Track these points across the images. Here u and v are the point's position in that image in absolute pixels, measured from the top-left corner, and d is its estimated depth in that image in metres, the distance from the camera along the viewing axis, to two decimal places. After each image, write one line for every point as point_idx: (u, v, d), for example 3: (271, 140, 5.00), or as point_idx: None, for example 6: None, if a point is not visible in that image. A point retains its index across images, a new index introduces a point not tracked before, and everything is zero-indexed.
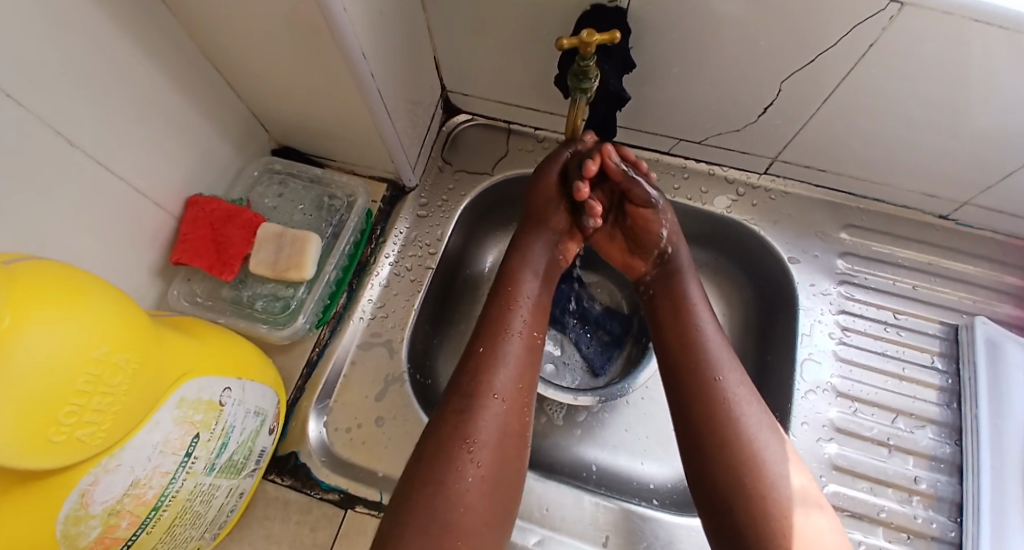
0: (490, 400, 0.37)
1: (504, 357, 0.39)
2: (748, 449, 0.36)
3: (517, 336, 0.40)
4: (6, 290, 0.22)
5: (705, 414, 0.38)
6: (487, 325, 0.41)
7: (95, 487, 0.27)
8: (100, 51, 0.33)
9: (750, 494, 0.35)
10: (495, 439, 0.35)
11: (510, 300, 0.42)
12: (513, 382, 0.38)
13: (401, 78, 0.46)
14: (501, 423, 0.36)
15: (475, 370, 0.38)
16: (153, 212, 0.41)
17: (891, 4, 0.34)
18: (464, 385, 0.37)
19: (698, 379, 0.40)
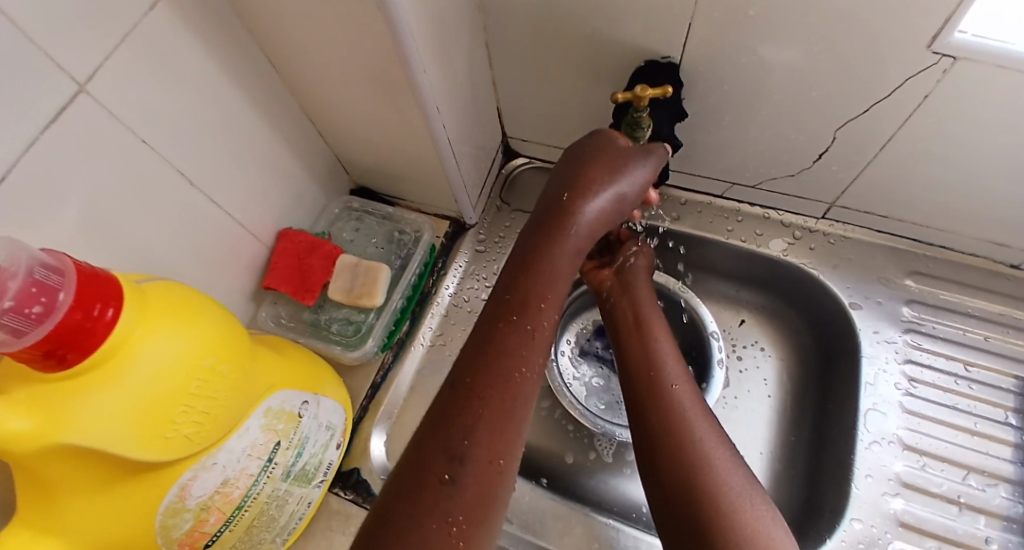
0: (480, 465, 0.30)
1: (497, 410, 0.31)
2: (701, 458, 0.34)
3: (513, 383, 0.33)
4: (140, 306, 0.27)
5: (657, 424, 0.37)
6: (488, 362, 0.33)
7: (192, 482, 0.31)
8: (221, 107, 0.40)
9: (710, 511, 0.32)
10: (476, 514, 0.29)
11: (517, 334, 0.35)
12: (505, 440, 0.31)
13: (468, 126, 0.51)
14: (483, 494, 0.29)
15: (463, 425, 0.30)
16: (251, 242, 0.47)
17: (943, 58, 0.35)
18: (436, 434, 0.30)
19: (651, 386, 0.39)
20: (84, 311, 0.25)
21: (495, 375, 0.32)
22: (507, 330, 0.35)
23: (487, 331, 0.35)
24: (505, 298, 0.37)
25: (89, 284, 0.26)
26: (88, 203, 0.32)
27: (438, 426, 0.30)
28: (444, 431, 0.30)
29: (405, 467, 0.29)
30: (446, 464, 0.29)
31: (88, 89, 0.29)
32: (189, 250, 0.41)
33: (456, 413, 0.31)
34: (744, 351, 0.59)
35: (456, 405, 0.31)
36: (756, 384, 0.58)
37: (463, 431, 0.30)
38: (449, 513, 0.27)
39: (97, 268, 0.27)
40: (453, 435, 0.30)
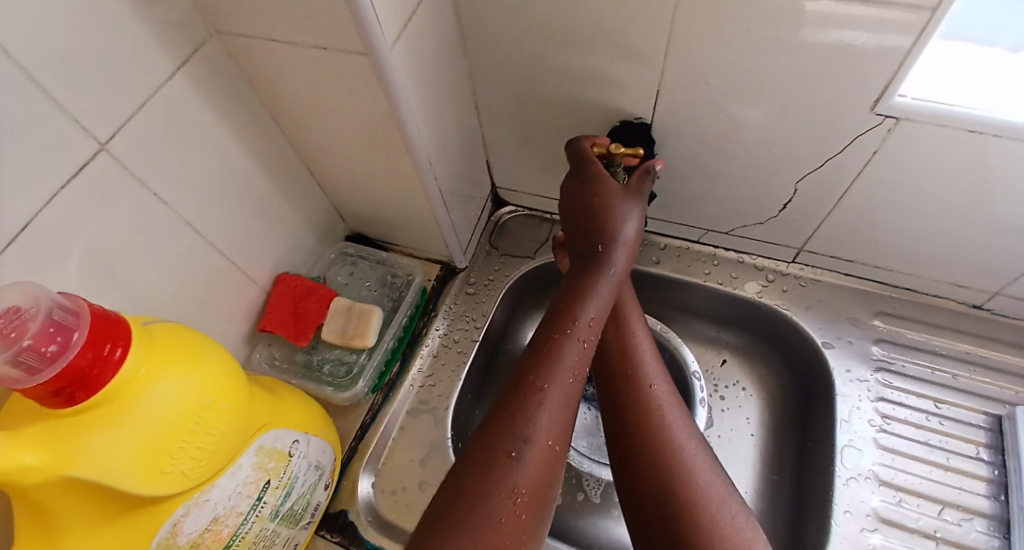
0: (541, 450, 0.34)
1: (555, 401, 0.36)
2: (680, 463, 0.37)
3: (567, 376, 0.37)
4: (148, 347, 0.29)
5: (636, 426, 0.40)
6: (546, 359, 0.37)
7: (185, 518, 0.32)
8: (228, 163, 0.43)
9: (686, 511, 0.35)
10: (536, 490, 0.34)
11: (571, 338, 0.39)
12: (562, 429, 0.36)
13: (458, 179, 0.55)
14: (544, 473, 0.34)
15: (525, 411, 0.35)
16: (249, 286, 0.50)
17: (885, 119, 0.40)
18: (500, 418, 0.35)
19: (631, 383, 0.43)
20: (95, 351, 0.27)
21: (555, 372, 0.37)
22: (562, 332, 0.39)
23: (544, 334, 0.39)
24: (561, 304, 0.41)
25: (101, 325, 0.28)
26: (97, 249, 0.35)
27: (503, 416, 0.35)
28: (512, 419, 0.34)
29: (476, 445, 0.34)
30: (513, 445, 0.33)
31: (108, 147, 0.33)
32: (189, 294, 0.43)
33: (520, 406, 0.35)
34: (726, 390, 0.61)
35: (521, 397, 0.35)
36: (739, 422, 0.59)
37: (530, 419, 0.35)
38: (513, 490, 0.32)
39: (109, 310, 0.29)
40: (517, 420, 0.34)
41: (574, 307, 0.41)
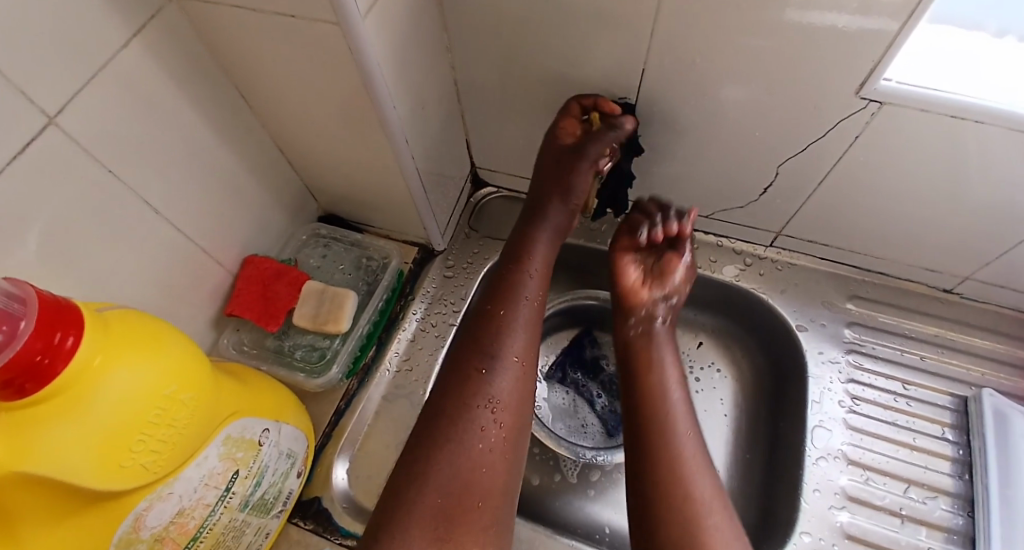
0: (510, 366, 0.41)
1: (518, 323, 0.43)
2: (691, 511, 0.40)
3: (527, 303, 0.44)
4: (104, 335, 0.28)
5: (655, 472, 0.41)
6: (503, 292, 0.45)
7: (147, 512, 0.31)
8: (190, 138, 0.41)
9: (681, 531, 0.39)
10: (513, 398, 0.40)
11: (522, 274, 0.46)
12: (527, 346, 0.42)
13: (437, 158, 0.53)
14: (518, 384, 0.40)
15: (493, 333, 0.42)
16: (215, 269, 0.47)
17: (870, 103, 0.40)
18: (475, 344, 0.42)
19: (652, 411, 0.45)
20: (45, 341, 0.25)
21: (509, 299, 0.44)
22: (520, 272, 0.46)
23: (501, 274, 0.47)
24: (515, 253, 0.48)
25: (51, 311, 0.26)
26: (47, 232, 0.32)
27: (473, 341, 0.42)
28: (482, 343, 0.41)
29: (453, 368, 0.41)
30: (484, 362, 0.40)
31: (57, 121, 0.30)
32: (149, 277, 0.41)
33: (485, 334, 0.42)
34: (702, 372, 0.62)
35: (485, 326, 0.43)
36: (713, 404, 0.60)
37: (497, 340, 0.41)
38: (490, 396, 0.39)
39: (59, 296, 0.27)
40: (486, 343, 0.41)
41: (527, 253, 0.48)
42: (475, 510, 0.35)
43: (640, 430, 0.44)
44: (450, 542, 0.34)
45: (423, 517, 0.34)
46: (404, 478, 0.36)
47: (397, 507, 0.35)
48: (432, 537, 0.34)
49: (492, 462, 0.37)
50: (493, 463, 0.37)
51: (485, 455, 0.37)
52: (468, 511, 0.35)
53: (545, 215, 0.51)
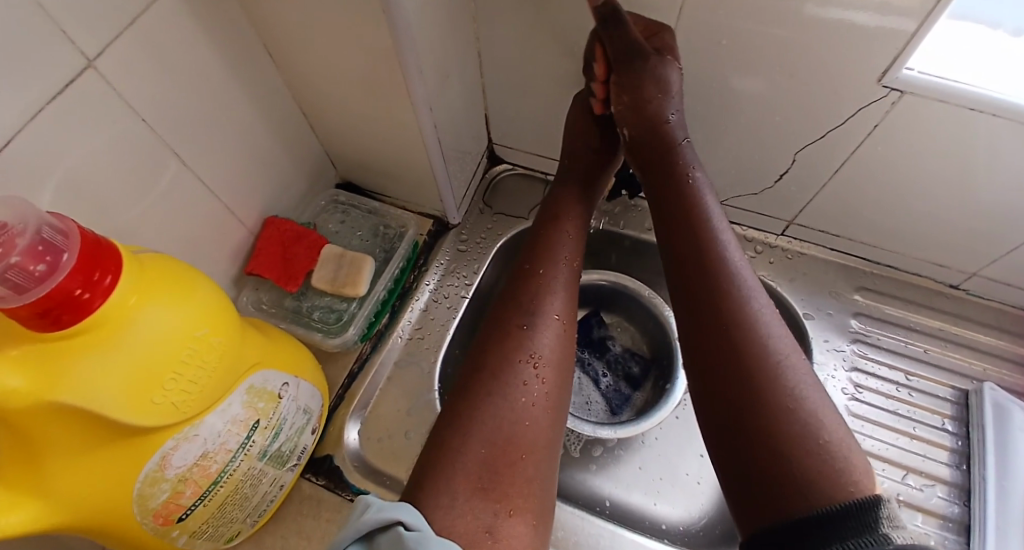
0: (550, 325, 0.41)
1: (558, 284, 0.43)
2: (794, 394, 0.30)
3: (565, 266, 0.45)
4: (138, 276, 0.28)
5: (737, 354, 0.32)
6: (540, 254, 0.45)
7: (174, 452, 0.32)
8: (216, 94, 0.41)
9: (780, 420, 0.30)
10: (555, 354, 0.40)
11: (559, 237, 0.46)
12: (567, 307, 0.43)
13: (457, 130, 0.53)
14: (559, 342, 0.40)
15: (533, 293, 0.42)
16: (236, 227, 0.48)
17: (891, 92, 0.40)
18: (520, 304, 0.42)
19: (711, 276, 0.36)
20: (84, 276, 0.26)
21: (547, 261, 0.44)
22: (555, 235, 0.46)
23: (536, 238, 0.47)
24: (549, 218, 0.48)
25: (91, 248, 0.26)
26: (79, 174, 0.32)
27: (512, 301, 0.42)
28: (522, 302, 0.42)
29: (494, 326, 0.41)
30: (524, 319, 0.41)
31: (95, 65, 0.31)
32: (173, 229, 0.41)
33: (523, 293, 0.43)
34: None
35: (523, 286, 0.43)
36: None
37: (536, 299, 0.42)
38: (533, 350, 0.39)
39: (99, 235, 0.28)
40: (525, 303, 0.42)
41: (562, 218, 0.48)
42: (520, 461, 0.34)
43: (714, 298, 0.35)
44: (496, 491, 0.32)
45: (469, 465, 0.33)
46: (447, 432, 0.35)
47: (442, 457, 0.33)
48: (477, 485, 0.32)
49: (536, 416, 0.36)
50: (537, 417, 0.36)
51: (529, 409, 0.36)
52: (513, 461, 0.34)
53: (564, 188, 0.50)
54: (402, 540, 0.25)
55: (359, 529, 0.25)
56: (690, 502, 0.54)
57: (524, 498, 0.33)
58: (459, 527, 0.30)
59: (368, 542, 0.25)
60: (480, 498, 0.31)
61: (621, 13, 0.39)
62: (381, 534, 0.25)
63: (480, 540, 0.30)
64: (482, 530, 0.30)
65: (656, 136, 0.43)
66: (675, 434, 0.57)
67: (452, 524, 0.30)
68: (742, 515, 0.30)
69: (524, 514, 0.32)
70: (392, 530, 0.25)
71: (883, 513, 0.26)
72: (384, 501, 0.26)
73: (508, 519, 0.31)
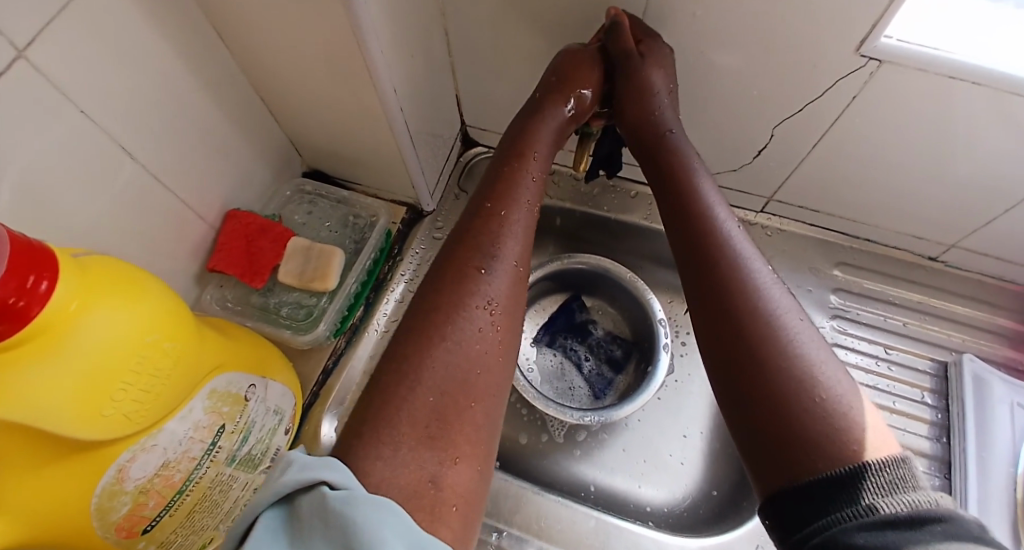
0: (510, 269, 0.37)
1: (517, 227, 0.39)
2: (807, 374, 0.29)
3: (525, 207, 0.40)
4: (80, 280, 0.26)
5: (747, 334, 0.31)
6: (500, 192, 0.40)
7: (131, 463, 0.30)
8: (165, 83, 0.38)
9: (790, 398, 0.28)
10: (509, 302, 0.36)
11: (522, 176, 0.42)
12: (524, 252, 0.39)
13: (427, 113, 0.51)
14: (514, 288, 0.37)
15: (492, 234, 0.38)
16: (196, 223, 0.46)
17: (869, 63, 0.39)
18: (474, 243, 0.37)
19: (717, 261, 0.34)
20: (18, 281, 0.23)
21: (507, 200, 0.40)
22: (515, 172, 0.42)
23: (493, 175, 0.42)
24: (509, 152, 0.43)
25: (23, 252, 0.24)
26: (23, 179, 0.30)
27: (466, 240, 0.38)
28: (479, 242, 0.37)
29: (446, 264, 0.37)
30: (483, 263, 0.36)
31: (27, 55, 0.28)
32: (129, 229, 0.39)
33: (478, 234, 0.38)
34: (687, 336, 0.61)
35: (479, 226, 0.38)
36: (698, 367, 0.59)
37: (493, 243, 0.38)
38: (490, 296, 0.35)
39: (31, 237, 0.25)
40: (483, 244, 0.37)
41: (522, 152, 0.43)
42: (468, 410, 0.31)
43: (722, 284, 0.33)
44: (442, 440, 0.29)
45: (417, 412, 0.29)
46: (393, 377, 0.31)
47: (383, 405, 0.29)
48: (424, 434, 0.29)
49: (487, 365, 0.33)
50: (490, 365, 0.33)
51: (483, 358, 0.33)
52: (462, 408, 0.31)
53: (541, 119, 0.44)
54: (328, 504, 0.20)
55: (278, 491, 0.21)
56: (674, 483, 0.54)
57: (472, 445, 0.30)
58: (400, 479, 0.26)
59: (291, 504, 0.21)
60: (426, 447, 0.28)
61: (620, 24, 0.41)
62: (303, 496, 0.21)
63: (424, 492, 0.27)
64: (424, 481, 0.27)
65: (651, 133, 0.44)
66: (659, 415, 0.57)
67: (391, 474, 0.26)
68: (759, 482, 0.29)
69: (469, 460, 0.30)
70: (318, 492, 0.21)
71: (902, 473, 0.24)
72: (310, 457, 0.22)
73: (454, 468, 0.29)
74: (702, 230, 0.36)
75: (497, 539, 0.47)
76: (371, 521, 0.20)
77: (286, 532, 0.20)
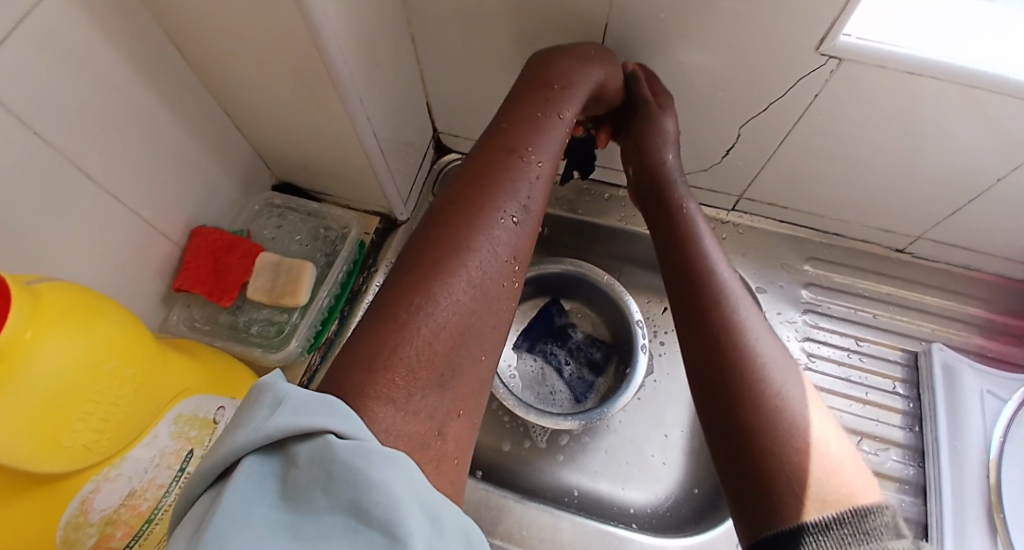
0: (534, 220, 0.34)
1: (542, 177, 0.35)
2: (786, 414, 0.29)
3: (551, 160, 0.36)
4: (33, 308, 0.25)
5: (736, 369, 0.31)
6: (532, 134, 0.36)
7: (95, 495, 0.29)
8: (122, 99, 0.37)
9: (771, 439, 0.28)
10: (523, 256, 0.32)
11: (551, 126, 0.37)
12: (545, 202, 0.35)
13: (396, 122, 0.50)
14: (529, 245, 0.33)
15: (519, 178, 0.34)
16: (160, 241, 0.44)
17: (830, 60, 0.39)
18: (501, 182, 0.33)
19: (712, 296, 0.35)
20: None
21: (542, 144, 0.36)
22: (545, 117, 0.38)
23: (520, 115, 0.37)
24: (550, 89, 0.39)
25: None
26: None
27: (494, 177, 0.33)
28: (510, 181, 0.33)
29: (472, 197, 0.32)
30: (514, 206, 0.32)
31: None
32: (86, 249, 0.37)
33: (512, 172, 0.34)
34: (666, 335, 0.61)
35: (510, 164, 0.34)
36: (677, 365, 0.59)
37: (526, 185, 0.34)
38: (517, 248, 0.32)
39: None
40: (513, 185, 0.33)
41: (558, 98, 0.39)
42: (477, 362, 0.27)
43: (713, 319, 0.34)
44: (452, 387, 0.25)
45: (429, 349, 0.25)
46: (404, 303, 0.26)
47: (390, 336, 0.24)
48: (435, 377, 0.25)
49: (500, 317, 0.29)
50: (501, 317, 0.30)
51: (497, 309, 0.29)
52: (472, 358, 0.27)
53: (581, 71, 0.40)
54: (332, 454, 0.17)
55: (269, 436, 0.18)
56: (657, 485, 0.54)
57: (476, 397, 0.26)
58: (406, 429, 0.22)
59: (283, 453, 0.18)
60: (437, 394, 0.24)
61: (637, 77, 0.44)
62: (300, 444, 0.18)
63: (429, 444, 0.23)
64: (430, 432, 0.23)
65: (651, 175, 0.44)
66: (640, 416, 0.57)
67: (399, 422, 0.22)
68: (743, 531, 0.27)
69: (470, 416, 0.26)
70: (320, 439, 0.18)
71: (879, 523, 0.24)
72: (306, 397, 0.19)
73: (457, 420, 0.25)
74: (693, 268, 0.37)
75: None
76: (380, 478, 0.17)
77: (276, 484, 0.18)
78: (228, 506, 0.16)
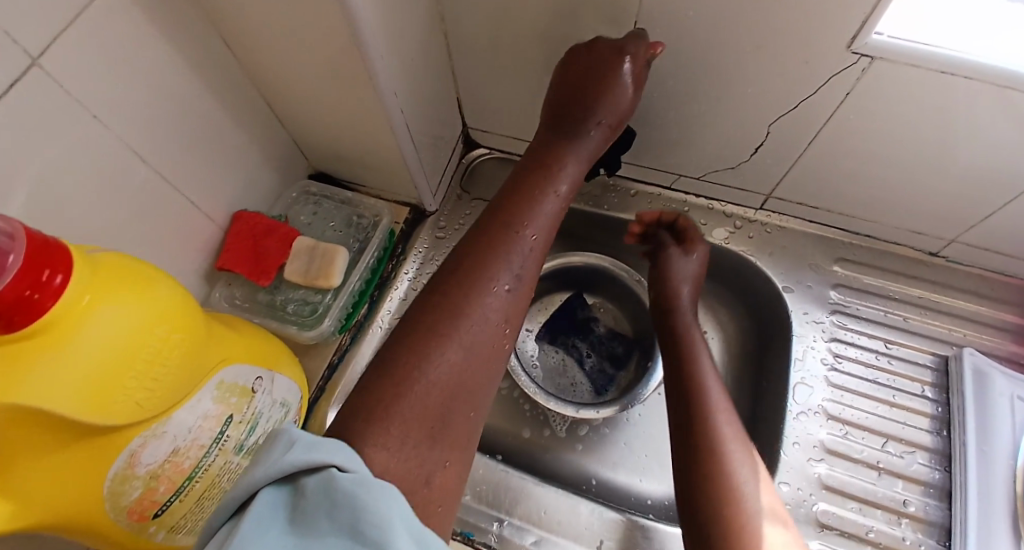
0: (526, 283, 0.36)
1: (533, 243, 0.37)
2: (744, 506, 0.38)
3: (543, 227, 0.39)
4: (92, 276, 0.28)
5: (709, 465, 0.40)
6: (524, 204, 0.38)
7: (143, 449, 0.32)
8: (175, 90, 0.40)
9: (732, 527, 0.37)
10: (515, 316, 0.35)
11: (544, 195, 0.40)
12: (536, 266, 0.37)
13: (427, 116, 0.52)
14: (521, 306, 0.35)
15: (508, 246, 0.36)
16: (206, 224, 0.47)
17: (861, 58, 0.39)
18: (493, 251, 0.35)
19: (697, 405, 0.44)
20: (33, 277, 0.25)
21: (536, 212, 0.38)
22: (540, 188, 0.40)
23: (515, 188, 0.40)
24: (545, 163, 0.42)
25: (36, 250, 0.26)
26: (42, 183, 0.32)
27: (485, 247, 0.35)
28: (503, 250, 0.36)
29: (465, 266, 0.34)
30: (505, 273, 0.35)
31: (41, 63, 0.30)
32: (140, 228, 0.41)
33: (506, 241, 0.36)
34: None
35: (502, 234, 0.36)
36: None
37: (517, 254, 0.36)
38: (509, 314, 0.34)
39: (48, 235, 0.27)
40: (502, 252, 0.35)
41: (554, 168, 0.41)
42: (466, 417, 0.30)
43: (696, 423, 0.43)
44: (443, 439, 0.28)
45: (421, 407, 0.28)
46: (396, 363, 0.29)
47: (386, 393, 0.27)
48: (426, 432, 0.27)
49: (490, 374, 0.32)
50: (491, 374, 0.32)
51: (486, 369, 0.32)
52: (461, 415, 0.29)
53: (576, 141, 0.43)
54: (335, 487, 0.19)
55: (283, 468, 0.20)
56: None
57: (463, 449, 0.29)
58: (400, 473, 0.25)
59: (293, 483, 0.20)
60: (428, 446, 0.27)
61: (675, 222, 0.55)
62: (309, 476, 0.20)
63: (417, 491, 0.26)
64: (419, 480, 0.26)
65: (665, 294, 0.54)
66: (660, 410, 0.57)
67: (393, 466, 0.25)
68: None
69: (458, 465, 0.29)
70: (325, 473, 0.20)
71: None
72: (319, 438, 0.21)
73: (445, 469, 0.28)
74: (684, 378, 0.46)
75: (498, 528, 0.47)
76: (381, 508, 0.19)
77: (288, 509, 0.20)
78: (248, 529, 0.19)
